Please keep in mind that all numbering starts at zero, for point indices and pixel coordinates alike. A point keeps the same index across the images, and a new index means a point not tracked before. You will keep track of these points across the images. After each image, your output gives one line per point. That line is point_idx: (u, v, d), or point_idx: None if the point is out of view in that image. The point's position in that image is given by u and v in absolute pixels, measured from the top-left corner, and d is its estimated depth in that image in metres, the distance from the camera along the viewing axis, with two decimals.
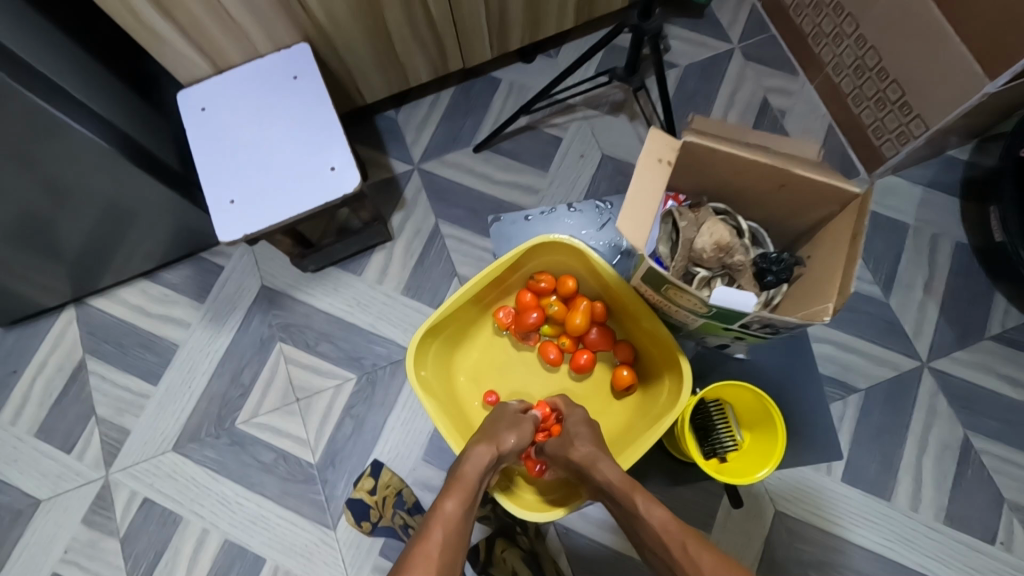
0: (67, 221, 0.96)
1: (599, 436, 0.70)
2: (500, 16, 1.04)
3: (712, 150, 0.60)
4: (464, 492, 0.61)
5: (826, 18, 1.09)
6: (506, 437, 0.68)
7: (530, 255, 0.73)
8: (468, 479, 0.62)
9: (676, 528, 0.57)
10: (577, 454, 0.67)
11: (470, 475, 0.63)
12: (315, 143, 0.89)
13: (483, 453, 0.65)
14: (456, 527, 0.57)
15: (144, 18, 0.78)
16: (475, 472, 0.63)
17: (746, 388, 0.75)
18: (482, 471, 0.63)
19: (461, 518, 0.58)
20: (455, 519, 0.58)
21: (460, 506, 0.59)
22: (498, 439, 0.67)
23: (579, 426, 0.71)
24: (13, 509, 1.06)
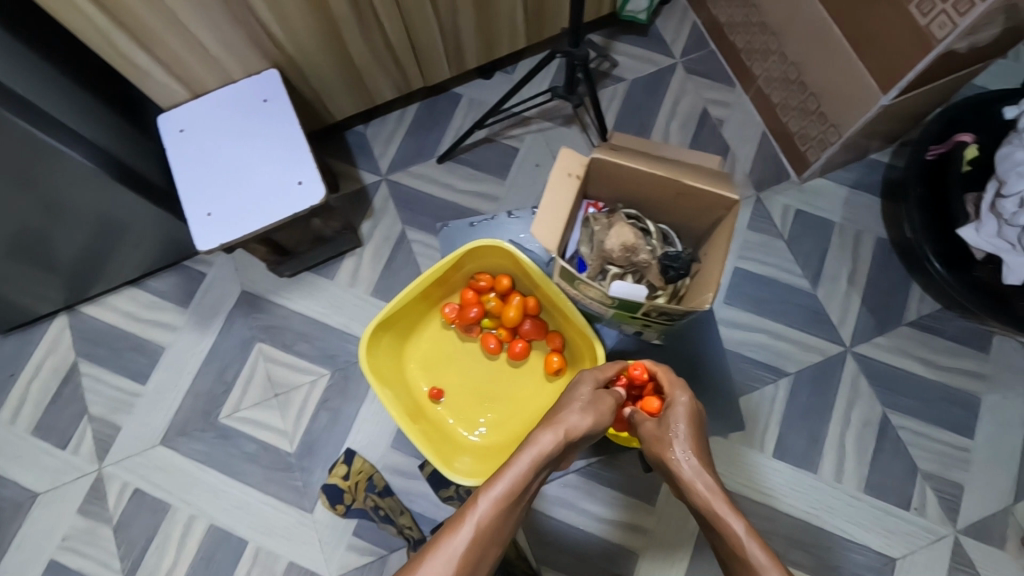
0: (58, 235, 1.04)
1: (697, 440, 0.74)
2: (455, 39, 1.14)
3: (616, 164, 0.70)
4: (512, 486, 0.66)
5: (754, 36, 1.19)
6: (577, 424, 0.70)
7: (468, 258, 0.83)
8: (519, 467, 0.67)
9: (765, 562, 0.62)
10: (673, 459, 0.72)
11: (524, 467, 0.68)
12: (284, 160, 0.99)
13: (544, 445, 0.69)
14: (489, 528, 0.63)
15: (125, 51, 0.88)
16: (526, 466, 0.67)
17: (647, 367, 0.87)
18: (539, 464, 0.68)
19: (501, 509, 0.64)
20: (499, 508, 0.64)
21: (508, 496, 0.65)
22: (567, 426, 0.71)
23: (679, 424, 0.74)
24: (14, 502, 1.15)
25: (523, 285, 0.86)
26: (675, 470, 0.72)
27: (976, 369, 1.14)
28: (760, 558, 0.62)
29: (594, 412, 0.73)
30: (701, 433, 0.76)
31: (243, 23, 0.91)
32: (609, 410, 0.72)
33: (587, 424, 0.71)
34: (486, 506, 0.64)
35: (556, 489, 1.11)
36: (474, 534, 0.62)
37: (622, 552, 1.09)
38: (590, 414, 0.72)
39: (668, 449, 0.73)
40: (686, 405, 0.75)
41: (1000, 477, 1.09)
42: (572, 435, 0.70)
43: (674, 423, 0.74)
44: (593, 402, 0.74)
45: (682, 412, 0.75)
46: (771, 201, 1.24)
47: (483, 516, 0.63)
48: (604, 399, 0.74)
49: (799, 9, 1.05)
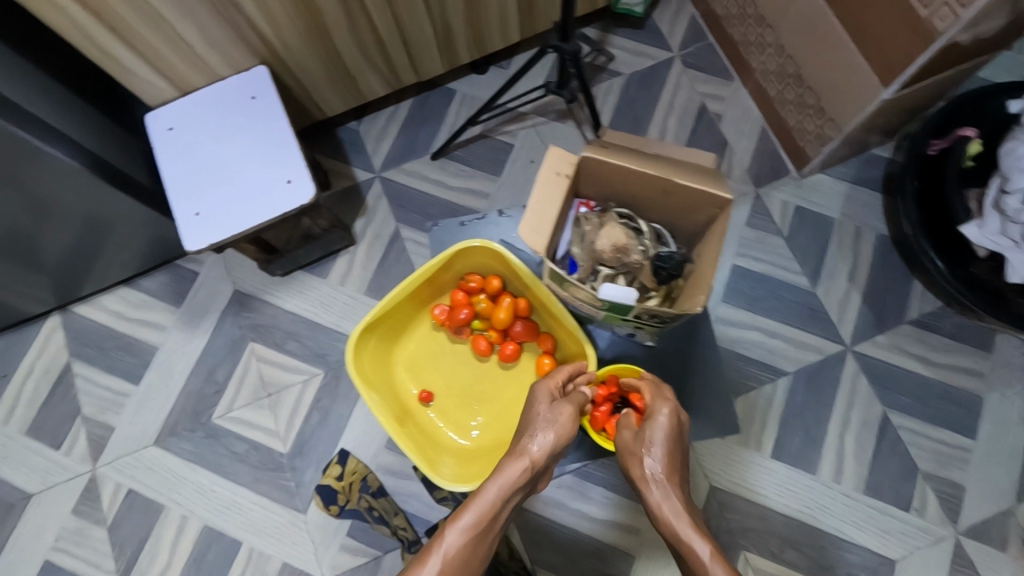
0: (46, 236, 1.03)
1: (672, 454, 0.74)
2: (446, 34, 1.13)
3: (605, 162, 0.68)
4: (481, 515, 0.65)
5: (751, 29, 1.17)
6: (541, 447, 0.69)
7: (458, 258, 0.81)
8: (486, 496, 0.67)
9: None
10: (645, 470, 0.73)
11: (491, 496, 0.67)
12: (272, 158, 0.97)
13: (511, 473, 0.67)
14: (457, 558, 0.63)
15: (109, 49, 0.86)
16: (495, 493, 0.67)
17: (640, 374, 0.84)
18: (507, 491, 0.67)
19: (468, 542, 0.64)
20: (466, 540, 0.64)
21: (475, 529, 0.64)
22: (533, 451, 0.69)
23: (654, 439, 0.74)
24: (7, 502, 1.15)
25: (514, 285, 0.84)
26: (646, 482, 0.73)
27: (977, 368, 1.12)
28: None
29: (556, 424, 0.71)
30: (680, 442, 0.76)
31: (227, 20, 0.90)
32: (570, 423, 0.70)
33: (553, 440, 0.70)
34: (453, 540, 0.63)
35: (550, 489, 1.10)
36: (441, 566, 0.62)
37: (617, 554, 1.08)
38: (552, 433, 0.70)
39: (641, 463, 0.74)
40: (666, 414, 0.75)
41: (1001, 477, 1.08)
42: (540, 456, 0.69)
43: (651, 439, 0.74)
44: (553, 417, 0.72)
45: (661, 424, 0.75)
46: (769, 197, 1.22)
47: (451, 547, 0.63)
48: (563, 410, 0.72)
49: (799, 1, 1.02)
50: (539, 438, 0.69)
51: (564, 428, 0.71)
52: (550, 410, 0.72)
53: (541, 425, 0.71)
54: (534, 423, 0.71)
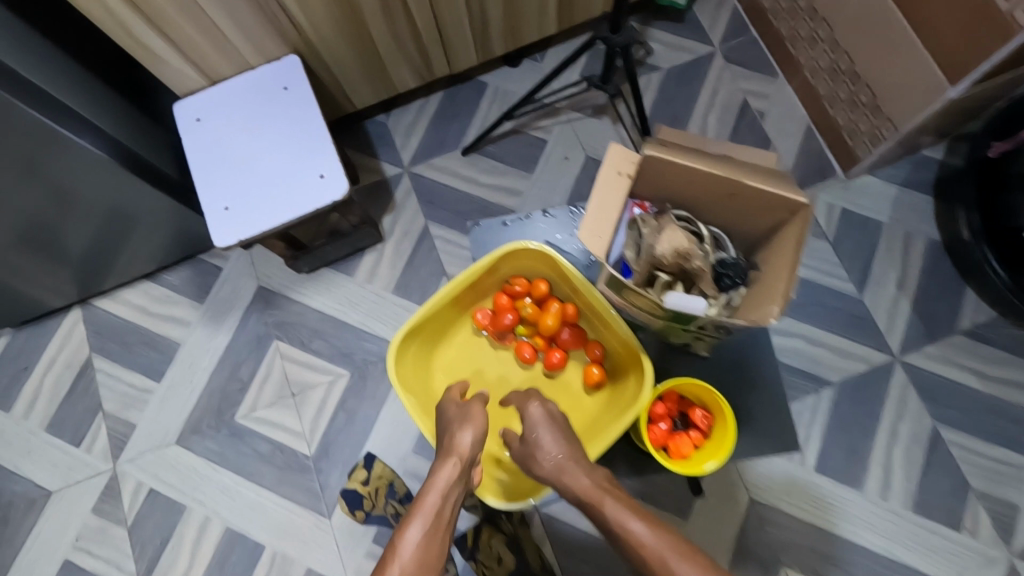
0: (71, 228, 1.00)
1: (567, 443, 0.70)
2: (482, 24, 1.08)
3: (670, 162, 0.64)
4: (429, 516, 0.62)
5: (801, 22, 1.12)
6: (462, 441, 0.68)
7: (503, 262, 0.78)
8: (431, 498, 0.64)
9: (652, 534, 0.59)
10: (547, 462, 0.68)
11: (431, 497, 0.64)
12: (305, 151, 0.94)
13: (448, 470, 0.66)
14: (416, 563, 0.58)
15: (139, 36, 0.83)
16: (436, 491, 0.64)
17: (706, 392, 0.77)
18: (447, 490, 0.64)
19: (426, 543, 0.60)
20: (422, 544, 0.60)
21: (428, 531, 0.61)
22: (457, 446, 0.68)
23: (539, 433, 0.71)
24: (27, 499, 1.12)
25: (561, 290, 0.80)
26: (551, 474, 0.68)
27: None
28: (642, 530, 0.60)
29: (470, 417, 0.71)
30: (568, 431, 0.74)
31: (261, 6, 0.86)
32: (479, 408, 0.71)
33: (474, 433, 0.69)
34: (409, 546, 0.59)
35: None
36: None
37: None
38: (466, 423, 0.70)
39: (534, 460, 0.69)
40: (541, 407, 0.73)
41: None
42: (466, 447, 0.68)
43: (536, 432, 0.71)
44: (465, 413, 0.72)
45: (540, 417, 0.72)
46: (814, 199, 1.17)
47: (411, 552, 0.59)
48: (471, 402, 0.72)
49: None
50: (464, 431, 0.68)
51: (478, 419, 0.70)
52: (459, 409, 0.71)
53: (458, 419, 0.70)
54: (450, 423, 0.70)
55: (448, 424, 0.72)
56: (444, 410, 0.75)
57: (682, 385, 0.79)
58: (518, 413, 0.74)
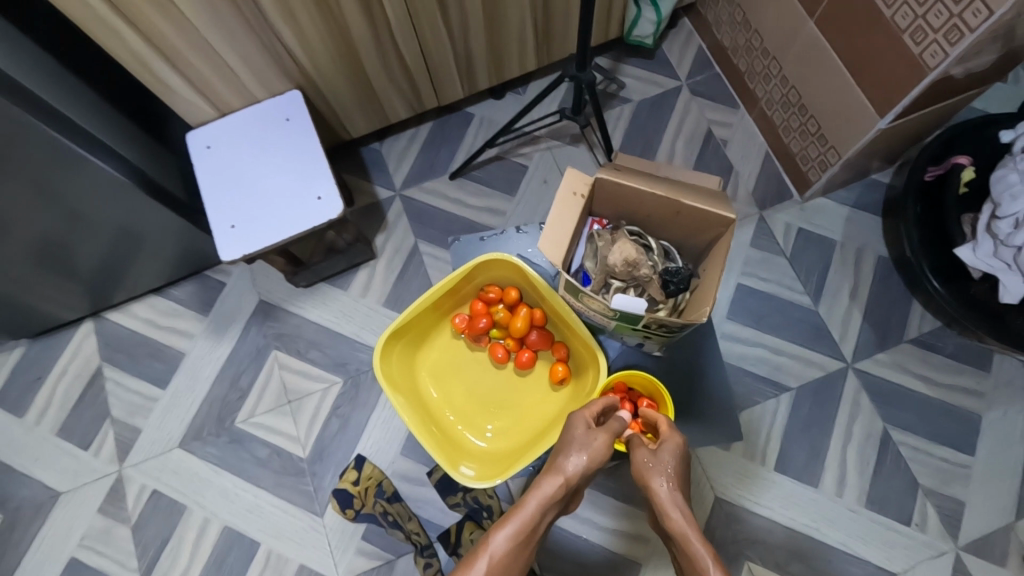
0: (86, 245, 1.10)
1: (682, 475, 0.74)
2: (466, 60, 1.20)
3: (618, 185, 0.74)
4: (519, 526, 0.68)
5: (756, 59, 1.23)
6: (577, 467, 0.71)
7: (478, 271, 0.86)
8: (526, 509, 0.69)
9: None
10: (656, 488, 0.71)
11: (530, 508, 0.69)
12: (304, 175, 1.04)
13: (548, 488, 0.70)
14: (501, 560, 0.66)
15: (157, 73, 0.94)
16: (535, 505, 0.69)
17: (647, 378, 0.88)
18: (545, 506, 0.69)
19: (512, 549, 0.67)
20: (513, 541, 0.67)
21: (524, 531, 0.68)
22: (567, 471, 0.71)
23: (669, 463, 0.73)
24: (36, 501, 1.19)
25: (530, 297, 0.88)
26: (655, 501, 0.71)
27: (975, 387, 1.16)
28: None
29: (588, 449, 0.73)
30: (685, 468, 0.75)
31: (266, 45, 0.97)
32: (604, 447, 0.72)
33: (592, 461, 0.72)
34: (499, 543, 0.67)
35: None
36: (485, 567, 0.66)
37: (629, 564, 1.10)
38: (586, 454, 0.72)
39: (649, 479, 0.72)
40: (682, 441, 0.75)
41: (1003, 493, 1.10)
42: (579, 474, 0.71)
43: (669, 460, 0.73)
44: (587, 440, 0.74)
45: (676, 448, 0.75)
46: (773, 220, 1.27)
47: (498, 550, 0.66)
48: (597, 436, 0.73)
49: (798, 34, 1.09)
50: (578, 455, 0.72)
51: (602, 453, 0.72)
52: (585, 434, 0.74)
53: (582, 443, 0.73)
54: (570, 445, 0.73)
55: (573, 438, 0.75)
56: (572, 425, 0.77)
57: (630, 375, 0.88)
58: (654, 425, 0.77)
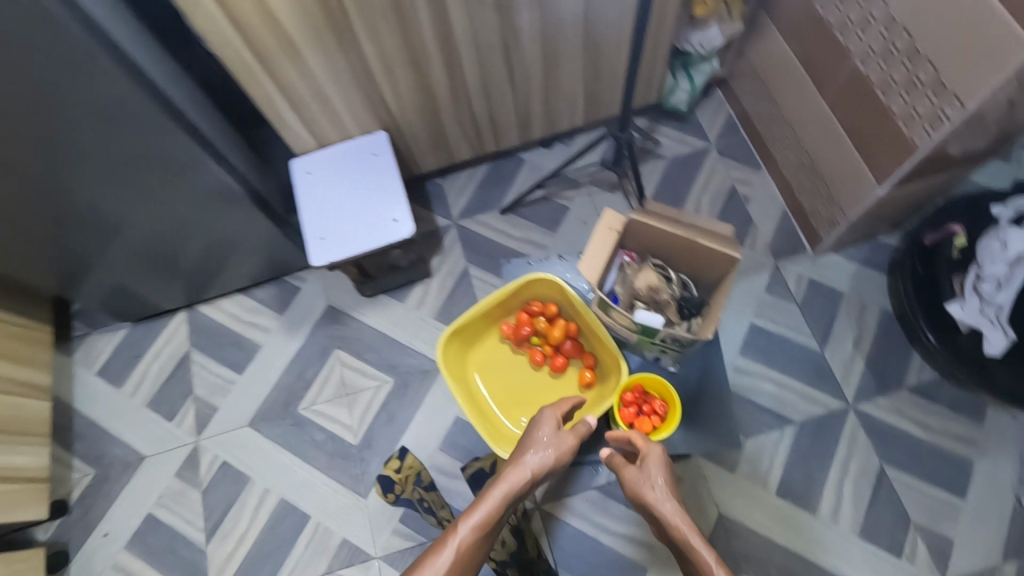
0: (197, 246, 1.32)
1: (671, 480, 0.85)
2: (525, 114, 1.41)
3: (646, 225, 0.92)
4: (486, 517, 0.79)
5: (776, 129, 1.41)
6: (541, 464, 0.84)
7: (523, 290, 1.02)
8: (492, 501, 0.81)
9: None
10: (652, 499, 0.83)
11: (495, 499, 0.81)
12: (385, 200, 1.24)
13: (513, 483, 0.82)
14: (465, 549, 0.77)
15: (281, 113, 1.17)
16: (499, 497, 0.81)
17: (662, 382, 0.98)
18: (504, 502, 0.81)
19: (477, 538, 0.78)
20: (471, 536, 0.78)
21: (481, 527, 0.79)
22: (531, 467, 0.84)
23: (657, 474, 0.85)
24: (125, 460, 1.38)
25: (568, 312, 1.04)
26: (655, 510, 0.82)
27: (969, 435, 1.26)
28: None
29: (555, 449, 0.87)
30: (672, 473, 0.87)
31: (367, 95, 1.20)
32: (567, 448, 0.86)
33: (550, 463, 0.86)
34: (465, 534, 0.78)
35: (576, 500, 1.26)
36: (452, 557, 0.76)
37: (635, 567, 1.22)
38: (552, 453, 0.86)
39: (644, 491, 0.84)
40: (661, 452, 0.87)
41: (990, 535, 1.19)
42: (538, 472, 0.84)
43: (656, 472, 0.85)
44: (554, 441, 0.88)
45: (659, 460, 0.86)
46: (786, 270, 1.42)
47: (464, 540, 0.77)
48: (563, 439, 0.88)
49: (812, 111, 1.26)
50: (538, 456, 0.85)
51: (561, 456, 0.86)
52: (554, 437, 0.88)
53: (543, 447, 0.86)
54: (535, 445, 0.87)
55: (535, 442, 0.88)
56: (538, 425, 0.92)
57: (646, 378, 0.98)
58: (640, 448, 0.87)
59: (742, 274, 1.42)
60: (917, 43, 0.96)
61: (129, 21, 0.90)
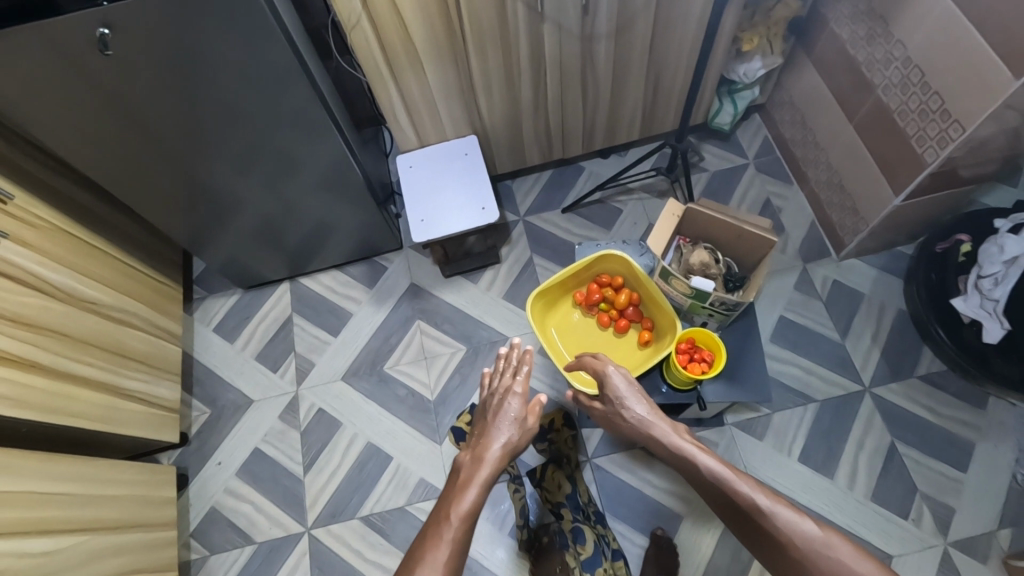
0: (312, 226, 1.57)
1: (644, 397, 1.08)
2: (591, 127, 1.66)
3: (701, 213, 1.16)
4: (470, 511, 0.89)
5: (808, 148, 1.63)
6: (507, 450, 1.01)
7: (597, 263, 1.26)
8: (473, 492, 0.91)
9: (758, 486, 0.90)
10: (632, 418, 1.06)
11: (474, 492, 0.92)
12: (475, 191, 1.48)
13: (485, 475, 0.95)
14: (457, 543, 0.84)
15: (397, 117, 1.43)
16: (477, 491, 0.92)
17: (709, 333, 1.16)
18: (483, 488, 0.94)
19: (467, 527, 0.87)
20: (464, 524, 0.87)
21: (469, 515, 0.88)
22: (499, 456, 1.00)
23: (629, 400, 1.07)
24: (237, 402, 1.62)
25: (631, 284, 1.26)
26: (637, 423, 1.05)
27: (973, 421, 1.43)
28: (709, 463, 0.95)
29: (515, 436, 1.05)
30: (642, 392, 1.09)
31: (466, 103, 1.46)
32: (527, 432, 1.06)
33: (514, 442, 1.04)
34: (456, 527, 0.86)
35: (622, 456, 1.47)
36: (449, 552, 0.83)
37: (672, 515, 1.41)
38: (517, 436, 1.05)
39: (624, 413, 1.07)
40: (626, 378, 1.09)
41: (989, 507, 1.36)
42: (506, 454, 1.01)
43: (625, 397, 1.07)
44: (515, 426, 1.06)
45: (625, 387, 1.08)
46: (813, 272, 1.62)
47: (457, 533, 0.85)
48: (521, 427, 1.06)
49: (840, 133, 1.48)
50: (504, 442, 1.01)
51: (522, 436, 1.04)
52: (516, 425, 1.06)
53: (505, 433, 1.03)
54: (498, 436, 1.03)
55: (497, 430, 1.05)
56: (500, 414, 1.07)
57: (696, 332, 1.17)
58: (607, 382, 1.09)
59: (774, 273, 1.63)
60: (930, 79, 1.18)
61: (304, 39, 1.17)
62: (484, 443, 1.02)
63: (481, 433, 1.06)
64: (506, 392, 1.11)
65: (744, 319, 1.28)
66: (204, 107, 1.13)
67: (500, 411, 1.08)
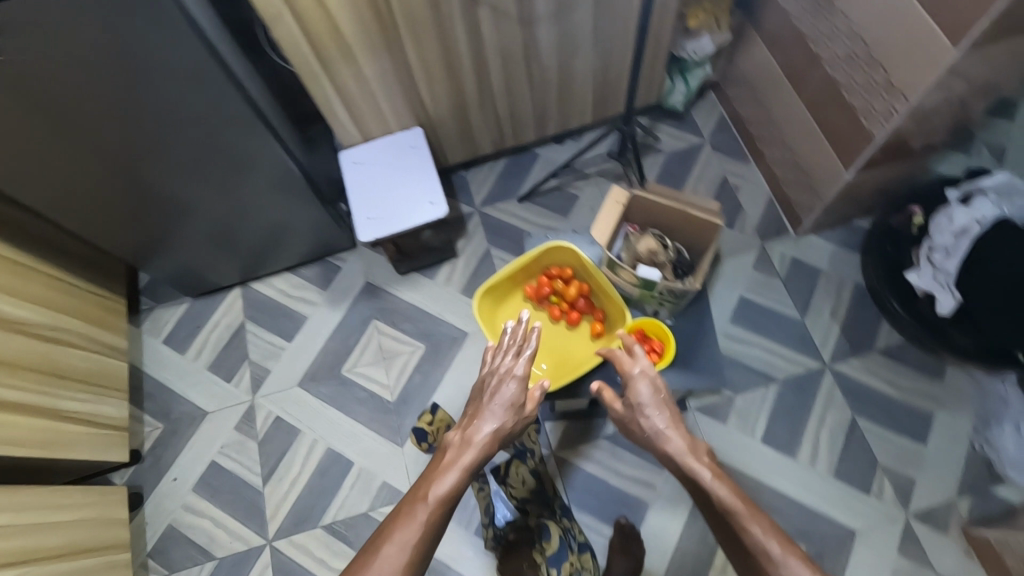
0: (256, 230, 1.51)
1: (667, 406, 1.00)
2: (541, 112, 1.61)
3: (647, 200, 1.14)
4: (445, 500, 0.86)
5: (762, 125, 1.61)
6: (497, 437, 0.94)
7: (543, 256, 1.22)
8: (450, 479, 0.88)
9: (770, 527, 0.85)
10: (648, 426, 0.99)
11: (452, 479, 0.88)
12: (423, 186, 1.43)
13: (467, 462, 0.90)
14: (426, 529, 0.83)
15: (335, 112, 1.37)
16: (455, 478, 0.88)
17: (655, 323, 1.15)
18: (465, 474, 0.90)
19: (440, 515, 0.85)
20: (439, 510, 0.85)
21: (446, 500, 0.86)
22: (487, 441, 0.93)
23: (649, 408, 0.99)
24: (191, 415, 1.57)
25: (581, 275, 1.23)
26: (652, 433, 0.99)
27: (932, 391, 1.44)
28: (723, 494, 0.90)
29: (508, 420, 0.96)
30: (666, 399, 1.01)
31: (408, 94, 1.40)
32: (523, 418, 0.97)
33: (506, 428, 0.96)
34: (426, 515, 0.83)
35: (588, 447, 1.46)
36: (416, 538, 0.81)
37: (639, 503, 1.40)
38: (508, 422, 0.96)
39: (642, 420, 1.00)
40: (653, 382, 1.00)
41: (950, 476, 1.37)
42: (496, 439, 0.95)
43: (647, 404, 1.00)
44: (510, 410, 0.97)
45: (648, 394, 1.00)
46: (771, 250, 1.60)
47: (425, 522, 0.83)
48: (518, 411, 0.97)
49: (792, 108, 1.45)
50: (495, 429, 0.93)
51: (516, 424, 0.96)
52: (513, 410, 0.97)
53: (499, 418, 0.95)
54: (488, 420, 0.95)
55: (492, 410, 0.97)
56: (495, 392, 0.98)
57: (646, 323, 1.16)
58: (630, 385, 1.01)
59: (733, 254, 1.61)
60: (875, 50, 1.15)
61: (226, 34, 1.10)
62: (475, 424, 0.95)
63: (475, 408, 0.99)
64: (507, 370, 0.99)
65: (699, 304, 1.26)
66: (121, 112, 1.06)
67: (498, 391, 0.98)
